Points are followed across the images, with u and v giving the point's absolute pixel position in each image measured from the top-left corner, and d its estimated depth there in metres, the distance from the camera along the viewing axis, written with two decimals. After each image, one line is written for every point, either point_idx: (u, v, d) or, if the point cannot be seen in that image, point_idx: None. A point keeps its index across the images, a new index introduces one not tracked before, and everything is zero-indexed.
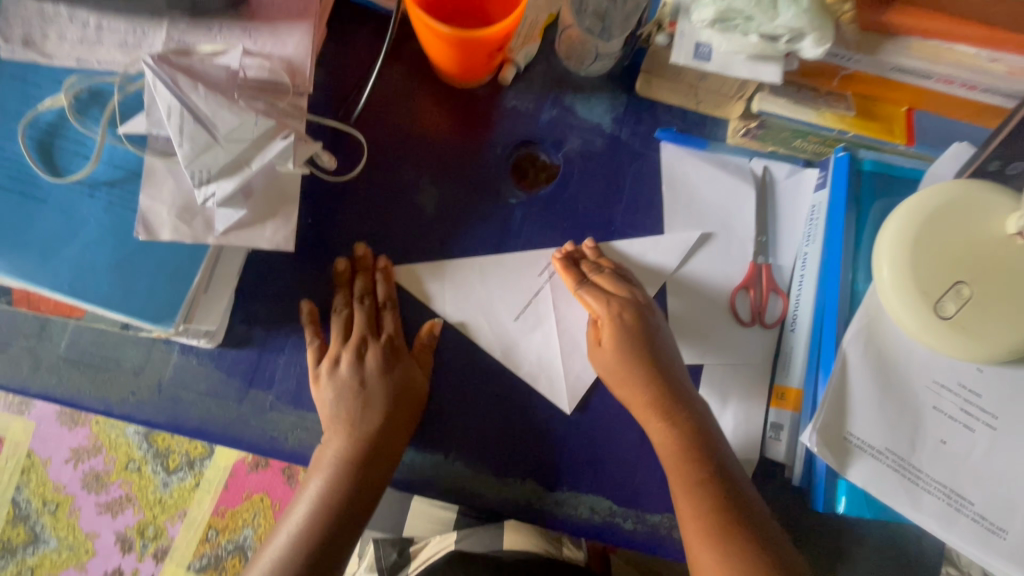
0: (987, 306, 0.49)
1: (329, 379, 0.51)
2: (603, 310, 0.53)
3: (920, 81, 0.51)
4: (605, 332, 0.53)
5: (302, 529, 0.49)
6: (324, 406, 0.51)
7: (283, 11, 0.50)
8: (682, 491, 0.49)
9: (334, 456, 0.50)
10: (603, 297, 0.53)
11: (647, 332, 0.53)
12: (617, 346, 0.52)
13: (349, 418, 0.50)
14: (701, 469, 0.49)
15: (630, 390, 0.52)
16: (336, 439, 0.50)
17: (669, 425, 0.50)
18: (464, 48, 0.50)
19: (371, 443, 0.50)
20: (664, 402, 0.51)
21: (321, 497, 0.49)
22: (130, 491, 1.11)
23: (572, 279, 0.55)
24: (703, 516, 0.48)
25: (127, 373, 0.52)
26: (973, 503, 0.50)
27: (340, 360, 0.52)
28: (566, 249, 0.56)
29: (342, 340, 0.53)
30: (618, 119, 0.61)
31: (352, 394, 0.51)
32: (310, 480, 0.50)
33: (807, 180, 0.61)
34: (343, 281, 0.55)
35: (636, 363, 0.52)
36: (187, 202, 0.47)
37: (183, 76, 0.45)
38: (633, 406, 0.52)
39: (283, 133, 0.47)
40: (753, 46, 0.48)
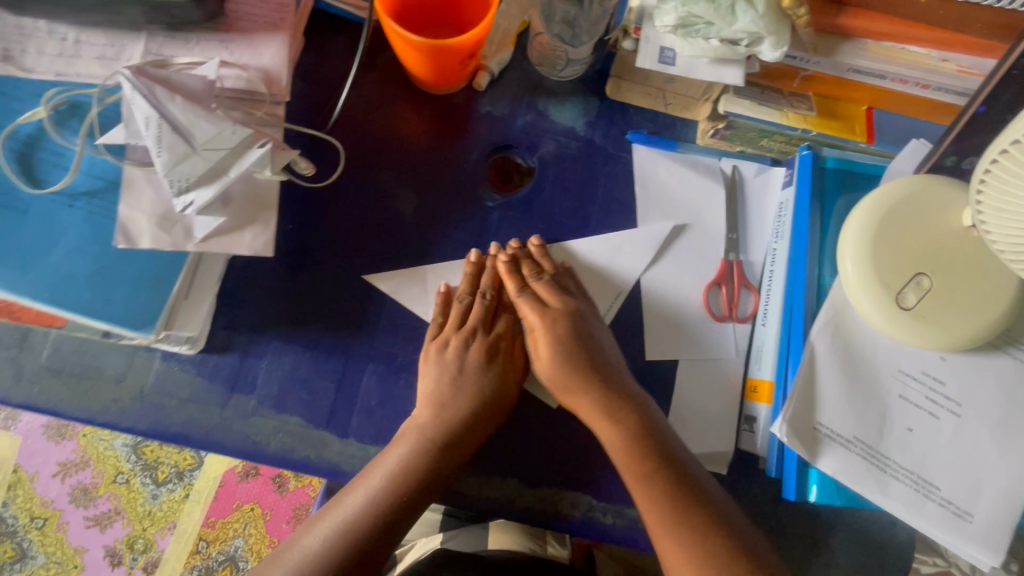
0: (946, 297, 0.51)
1: (435, 357, 0.54)
2: (538, 320, 0.56)
3: (876, 81, 0.53)
4: (541, 343, 0.56)
5: (373, 498, 0.49)
6: (426, 383, 0.53)
7: (259, 23, 0.52)
8: (633, 485, 0.51)
9: (423, 435, 0.51)
10: (539, 307, 0.56)
11: (581, 338, 0.55)
12: (553, 355, 0.55)
13: (441, 402, 0.53)
14: (646, 464, 0.51)
15: (569, 396, 0.54)
16: (422, 417, 0.52)
17: (618, 426, 0.52)
18: (437, 56, 0.52)
19: (459, 429, 0.52)
20: (609, 404, 0.53)
21: (400, 468, 0.50)
22: (119, 504, 1.11)
23: (513, 286, 0.57)
24: (657, 509, 0.49)
25: (109, 381, 0.52)
26: (940, 489, 0.51)
27: (449, 344, 0.55)
28: (513, 247, 0.58)
29: (457, 325, 0.56)
30: (591, 123, 0.62)
31: (449, 378, 0.54)
32: (392, 449, 0.51)
33: (775, 179, 0.63)
34: (476, 273, 0.58)
35: (570, 370, 0.54)
36: (166, 211, 0.48)
37: (159, 87, 0.46)
38: (578, 410, 0.54)
39: (260, 141, 0.49)
40: (714, 50, 0.51)
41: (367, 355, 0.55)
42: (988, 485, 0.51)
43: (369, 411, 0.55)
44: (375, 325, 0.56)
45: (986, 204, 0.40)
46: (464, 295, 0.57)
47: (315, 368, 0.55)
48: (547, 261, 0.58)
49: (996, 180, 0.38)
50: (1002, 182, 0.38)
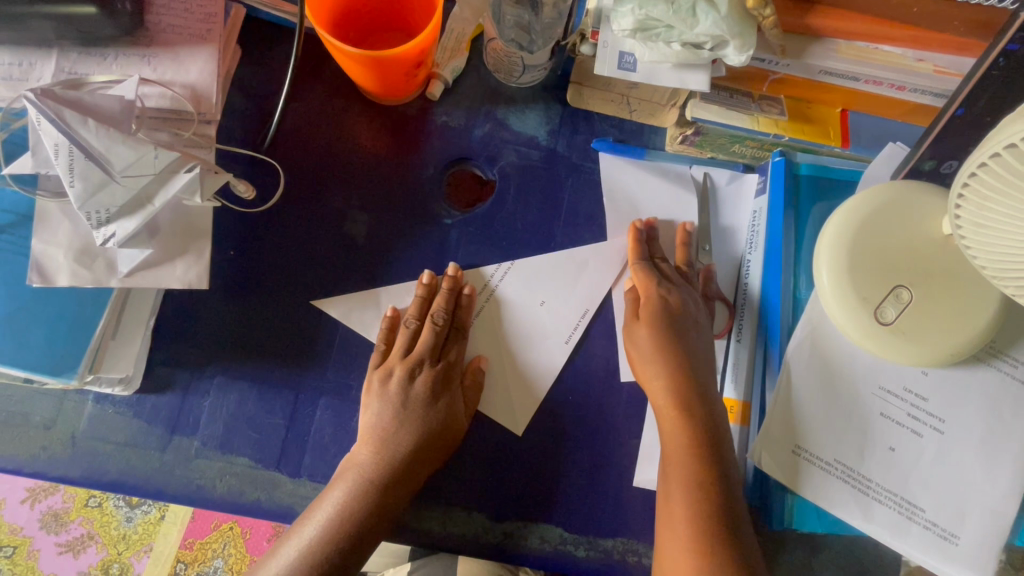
0: (926, 309, 0.48)
1: (378, 389, 0.51)
2: (653, 287, 0.53)
3: (850, 83, 0.50)
4: (645, 309, 0.53)
5: (307, 548, 0.46)
6: (367, 416, 0.50)
7: (183, 35, 0.47)
8: (679, 488, 0.48)
9: (361, 475, 0.48)
10: (657, 280, 0.54)
11: (683, 319, 0.52)
12: (654, 328, 0.52)
13: (382, 437, 0.49)
14: (702, 470, 0.47)
15: (651, 375, 0.51)
16: (361, 455, 0.49)
17: (688, 426, 0.49)
18: (379, 69, 0.48)
19: (399, 469, 0.48)
20: (686, 398, 0.50)
21: (336, 514, 0.47)
22: (92, 529, 1.07)
23: (634, 255, 0.55)
24: (692, 521, 0.46)
25: (38, 428, 0.49)
26: (925, 510, 0.49)
27: (393, 374, 0.51)
28: (638, 225, 0.56)
29: (402, 353, 0.52)
30: (554, 131, 0.59)
31: (393, 411, 0.50)
32: (331, 492, 0.48)
33: (748, 187, 0.59)
34: (427, 296, 0.53)
35: (667, 350, 0.51)
36: (86, 244, 0.44)
37: (69, 110, 0.42)
38: (650, 394, 0.51)
39: (187, 165, 0.45)
40: (676, 55, 0.47)
41: (320, 388, 0.52)
42: (973, 505, 0.49)
43: (322, 448, 0.51)
44: (326, 355, 0.52)
45: (965, 218, 0.37)
46: (412, 319, 0.53)
47: (262, 404, 0.51)
48: (681, 249, 0.57)
49: (974, 195, 0.35)
50: (981, 196, 0.35)
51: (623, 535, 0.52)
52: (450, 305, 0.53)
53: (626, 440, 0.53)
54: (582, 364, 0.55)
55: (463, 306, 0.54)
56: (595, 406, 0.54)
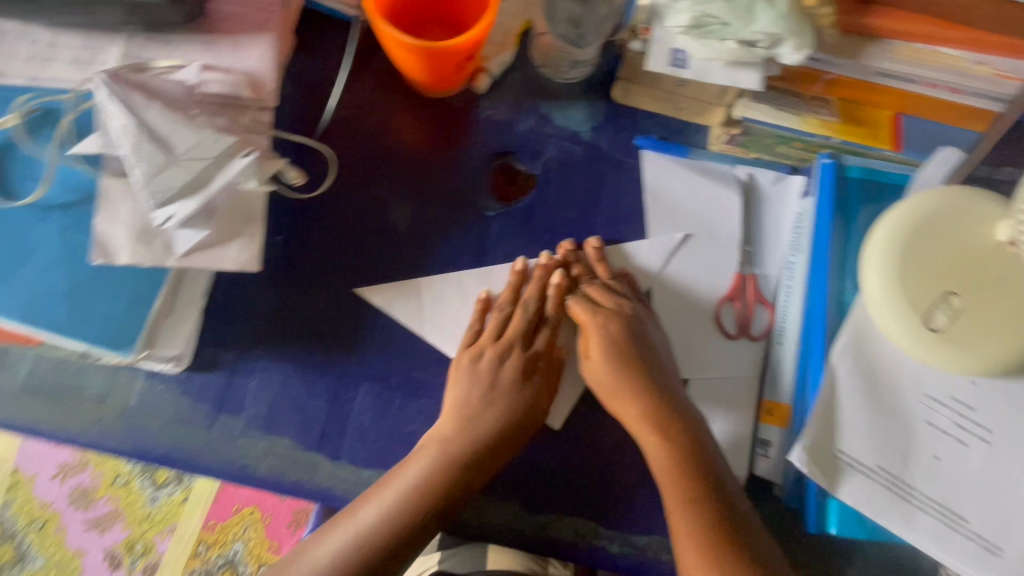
0: (978, 317, 0.47)
1: (468, 367, 0.51)
2: (590, 320, 0.52)
3: (905, 84, 0.50)
4: (593, 343, 0.52)
5: (388, 512, 0.46)
6: (456, 390, 0.51)
7: (244, 23, 0.48)
8: (675, 507, 0.47)
9: (447, 447, 0.49)
10: (591, 307, 0.53)
11: (636, 344, 0.51)
12: (606, 357, 0.51)
13: (469, 415, 0.50)
14: (692, 487, 0.47)
15: (620, 404, 0.50)
16: (446, 430, 0.50)
17: (670, 446, 0.48)
18: (433, 58, 0.48)
19: (488, 446, 0.49)
20: (663, 419, 0.49)
21: (419, 482, 0.47)
22: (118, 507, 1.09)
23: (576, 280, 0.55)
24: (693, 539, 0.46)
25: (91, 401, 0.50)
26: (969, 521, 0.48)
27: (484, 354, 0.52)
28: (567, 247, 0.55)
29: (493, 336, 0.53)
30: (598, 127, 0.59)
31: (481, 390, 0.51)
32: (412, 462, 0.48)
33: (793, 188, 0.58)
34: (520, 283, 0.54)
35: (626, 374, 0.50)
36: (145, 224, 0.45)
37: (137, 94, 0.43)
38: (625, 420, 0.50)
39: (245, 150, 0.46)
40: (730, 53, 0.47)
41: (361, 374, 0.53)
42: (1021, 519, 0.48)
43: (362, 433, 0.52)
44: (368, 342, 0.53)
45: None
46: (505, 305, 0.54)
47: (305, 387, 0.52)
48: (602, 266, 0.55)
49: None
50: None
51: (657, 533, 0.52)
52: (539, 294, 0.54)
53: None
54: None
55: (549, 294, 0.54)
56: None
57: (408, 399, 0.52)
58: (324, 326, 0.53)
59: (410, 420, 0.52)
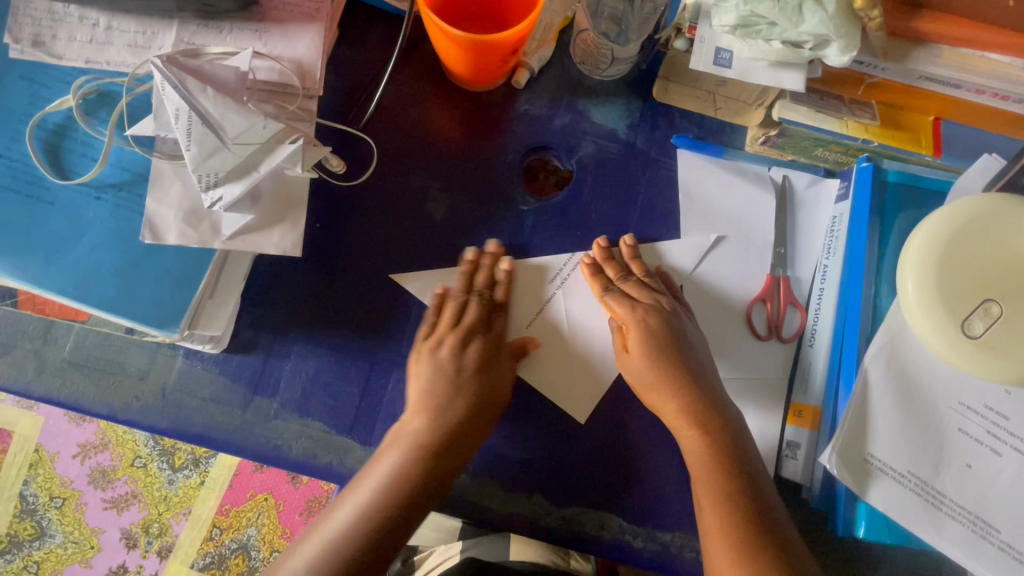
0: (1017, 325, 0.47)
1: (429, 356, 0.51)
2: (627, 315, 0.52)
3: (949, 90, 0.50)
4: (631, 338, 0.52)
5: (362, 511, 0.47)
6: (419, 379, 0.51)
7: (294, 13, 0.49)
8: (709, 504, 0.47)
9: (415, 441, 0.49)
10: (628, 303, 0.53)
11: (675, 338, 0.52)
12: (645, 352, 0.51)
13: (436, 404, 0.50)
14: (728, 483, 0.47)
15: (658, 399, 0.51)
16: (416, 422, 0.50)
17: (707, 441, 0.49)
18: (478, 52, 0.49)
19: (453, 436, 0.49)
20: (703, 415, 0.49)
21: (392, 475, 0.48)
22: (135, 488, 1.11)
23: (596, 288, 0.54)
24: (726, 537, 0.46)
25: (131, 377, 0.51)
26: (1000, 531, 0.48)
27: (443, 343, 0.51)
28: (602, 244, 0.56)
29: (451, 324, 0.52)
30: (633, 125, 0.59)
31: (445, 378, 0.51)
32: (384, 457, 0.49)
33: (828, 191, 0.59)
34: (471, 272, 0.54)
35: (666, 368, 0.51)
36: (195, 206, 0.46)
37: (192, 78, 0.44)
38: (663, 414, 0.51)
39: (292, 137, 0.47)
40: (775, 53, 0.47)
41: (393, 361, 0.53)
42: None
43: (393, 420, 0.52)
44: (401, 331, 0.54)
45: None
46: (457, 295, 0.53)
47: (338, 372, 0.53)
48: (636, 264, 0.55)
49: None
50: None
51: (682, 530, 0.52)
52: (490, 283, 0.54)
53: None
54: None
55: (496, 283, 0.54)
56: None
57: None
58: (357, 313, 0.54)
59: None
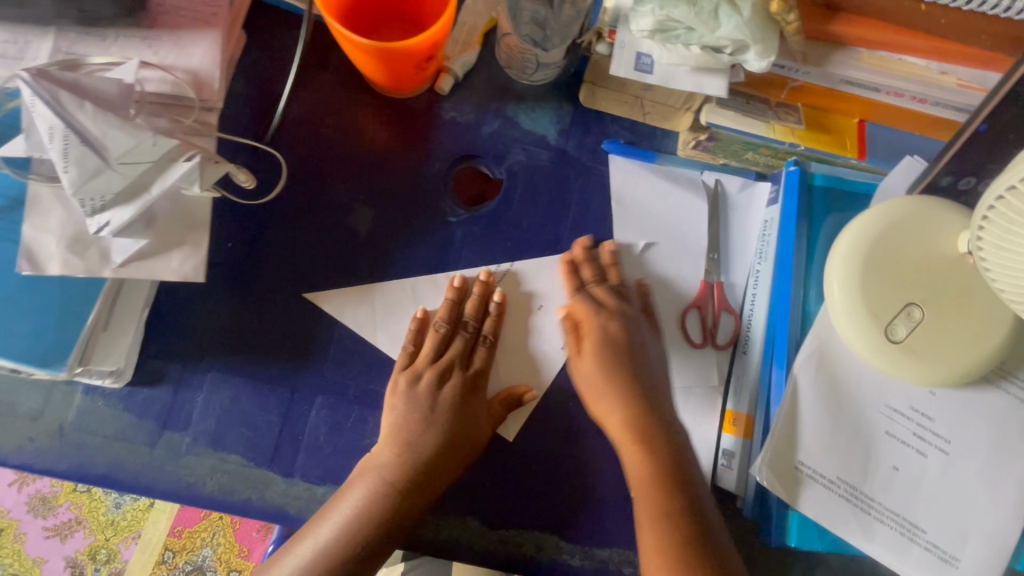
0: (937, 329, 0.47)
1: (406, 390, 0.49)
2: (590, 318, 0.53)
3: (870, 94, 0.50)
4: (588, 343, 0.52)
5: (324, 549, 0.44)
6: (393, 417, 0.49)
7: (187, 19, 0.46)
8: (647, 522, 0.47)
9: (382, 476, 0.47)
10: (593, 307, 0.53)
11: (632, 349, 0.52)
12: (595, 359, 0.52)
13: (407, 439, 0.48)
14: (668, 501, 0.47)
15: (602, 407, 0.51)
16: (385, 455, 0.48)
17: (649, 457, 0.48)
18: (388, 60, 0.46)
19: (422, 473, 0.47)
20: (647, 429, 0.49)
21: (351, 518, 0.45)
22: (80, 514, 1.06)
23: (489, 326, 0.52)
24: (665, 556, 0.45)
25: (24, 418, 0.47)
26: (926, 532, 0.48)
27: (421, 377, 0.50)
28: (585, 244, 0.55)
29: (431, 357, 0.51)
30: (564, 131, 0.58)
31: (420, 414, 0.49)
32: (348, 493, 0.46)
33: (760, 195, 0.58)
34: (457, 301, 0.53)
35: (617, 380, 0.51)
36: (79, 232, 0.42)
37: (66, 92, 0.40)
38: (608, 426, 0.50)
39: (187, 154, 0.43)
40: (695, 58, 0.46)
41: (316, 386, 0.51)
42: (976, 528, 0.48)
43: (318, 448, 0.50)
44: (323, 354, 0.51)
45: (987, 240, 0.36)
46: (470, 317, 0.52)
47: (257, 400, 0.50)
48: (614, 271, 0.55)
49: (999, 219, 0.34)
50: (1006, 219, 0.34)
51: (620, 546, 0.51)
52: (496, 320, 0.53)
53: None
54: None
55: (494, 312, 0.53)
56: None
57: (365, 411, 0.51)
58: (276, 337, 0.51)
59: (367, 434, 0.50)
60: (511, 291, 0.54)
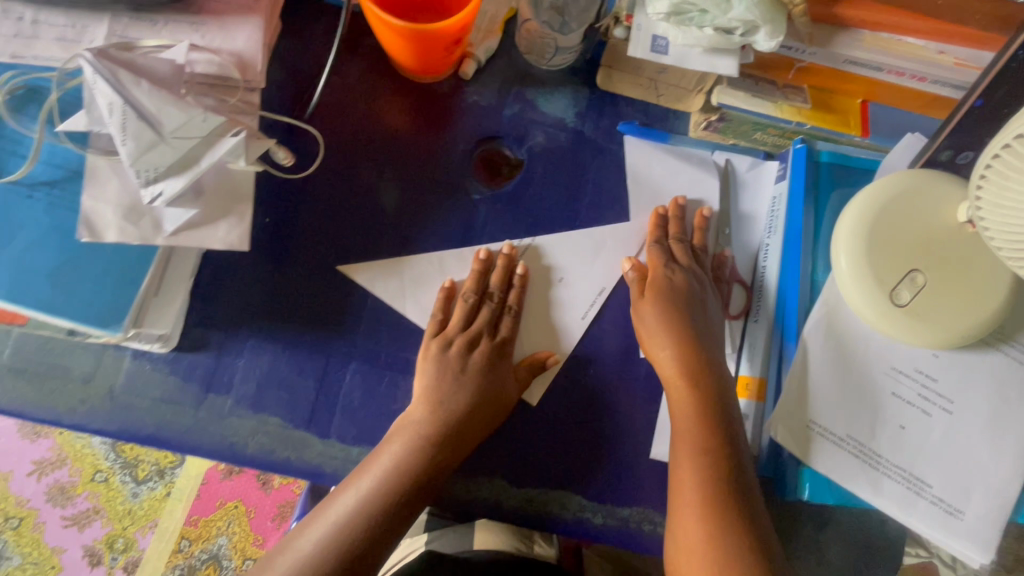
0: (939, 293, 0.50)
1: (436, 356, 0.52)
2: (659, 266, 0.56)
3: (872, 73, 0.53)
4: (652, 288, 0.55)
5: (366, 498, 0.47)
6: (423, 380, 0.51)
7: (231, 6, 0.49)
8: (687, 458, 0.49)
9: (417, 430, 0.49)
10: (667, 260, 0.56)
11: (691, 298, 0.55)
12: (657, 304, 0.54)
13: (438, 398, 0.51)
14: (711, 439, 0.49)
15: (656, 349, 0.53)
16: (418, 412, 0.50)
17: (693, 394, 0.51)
18: (422, 42, 0.49)
19: (452, 429, 0.50)
20: (697, 371, 0.52)
21: (391, 469, 0.48)
22: (97, 503, 1.07)
23: (518, 296, 0.55)
24: (699, 491, 0.48)
25: (76, 381, 0.50)
26: (932, 486, 0.51)
27: (452, 344, 0.52)
28: (680, 202, 0.59)
29: (460, 326, 0.54)
30: (581, 114, 0.61)
31: (449, 375, 0.51)
32: (387, 446, 0.49)
33: (769, 171, 0.61)
34: (483, 273, 0.55)
35: (675, 323, 0.53)
36: (134, 202, 0.45)
37: (124, 70, 0.43)
38: (658, 364, 0.53)
39: (234, 130, 0.46)
40: (708, 40, 0.49)
41: (349, 353, 0.53)
42: (978, 482, 0.51)
43: (352, 411, 0.53)
44: (356, 322, 0.54)
45: (984, 199, 0.39)
46: (496, 288, 0.55)
47: (294, 367, 0.53)
48: (698, 234, 0.59)
49: (996, 176, 0.37)
50: (1001, 177, 0.37)
51: (639, 505, 0.54)
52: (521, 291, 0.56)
53: (644, 413, 0.55)
54: (601, 340, 0.57)
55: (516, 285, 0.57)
56: (615, 379, 0.56)
57: (396, 377, 0.53)
58: (312, 308, 0.54)
59: (398, 398, 0.53)
60: (532, 264, 0.57)
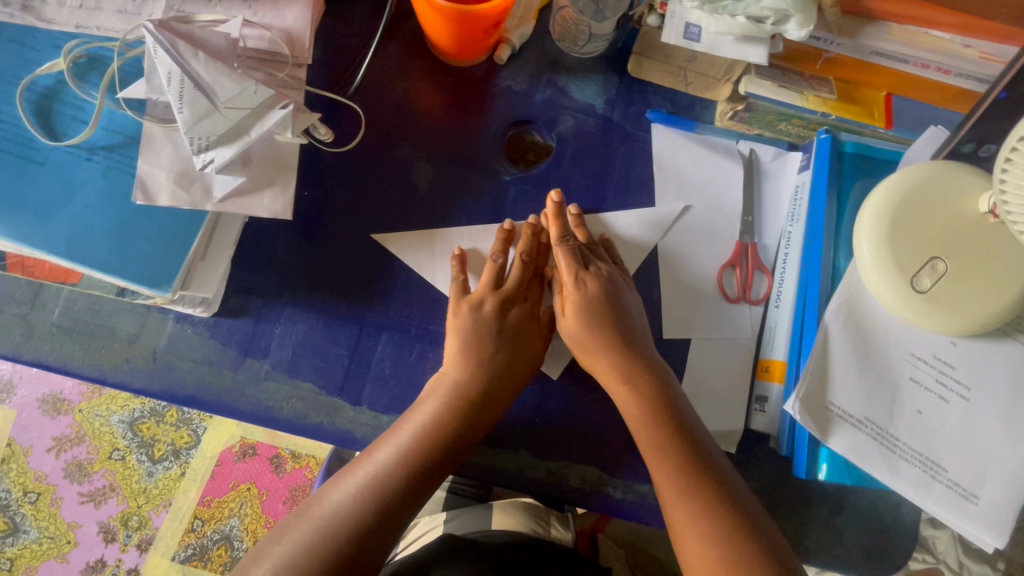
0: (960, 281, 0.51)
1: (469, 316, 0.53)
2: (570, 279, 0.55)
3: (898, 65, 0.53)
4: (570, 302, 0.55)
5: (401, 457, 0.49)
6: (457, 337, 0.53)
7: None
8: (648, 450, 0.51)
9: (447, 395, 0.51)
10: (576, 263, 0.55)
11: (612, 303, 0.55)
12: (580, 316, 0.54)
13: (477, 360, 0.52)
14: (659, 432, 0.51)
15: (592, 359, 0.54)
16: (450, 373, 0.52)
17: (633, 392, 0.52)
18: (462, 23, 0.51)
19: (480, 396, 0.51)
20: (632, 369, 0.53)
21: (425, 429, 0.50)
22: (114, 481, 1.09)
23: (557, 231, 0.56)
24: (704, 474, 0.49)
25: (121, 340, 0.52)
26: (948, 470, 0.52)
27: (484, 304, 0.54)
28: (574, 212, 0.58)
29: (491, 287, 0.55)
30: (610, 101, 0.62)
31: (478, 337, 0.53)
32: (421, 407, 0.51)
33: (792, 163, 0.63)
34: (508, 241, 0.56)
35: (597, 332, 0.54)
36: (186, 168, 0.47)
37: (183, 42, 0.45)
38: (596, 373, 0.54)
39: (282, 103, 0.48)
40: (740, 27, 0.50)
41: (382, 324, 0.55)
42: (994, 468, 0.52)
43: (382, 379, 0.54)
44: (389, 294, 0.56)
45: (1009, 183, 0.40)
46: (524, 253, 0.56)
47: (328, 335, 0.54)
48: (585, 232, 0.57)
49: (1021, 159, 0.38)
50: None
51: None
52: (561, 226, 0.56)
53: None
54: None
55: (544, 249, 0.58)
56: None
57: (426, 348, 0.55)
58: (346, 280, 0.56)
59: (427, 369, 0.55)
60: None
